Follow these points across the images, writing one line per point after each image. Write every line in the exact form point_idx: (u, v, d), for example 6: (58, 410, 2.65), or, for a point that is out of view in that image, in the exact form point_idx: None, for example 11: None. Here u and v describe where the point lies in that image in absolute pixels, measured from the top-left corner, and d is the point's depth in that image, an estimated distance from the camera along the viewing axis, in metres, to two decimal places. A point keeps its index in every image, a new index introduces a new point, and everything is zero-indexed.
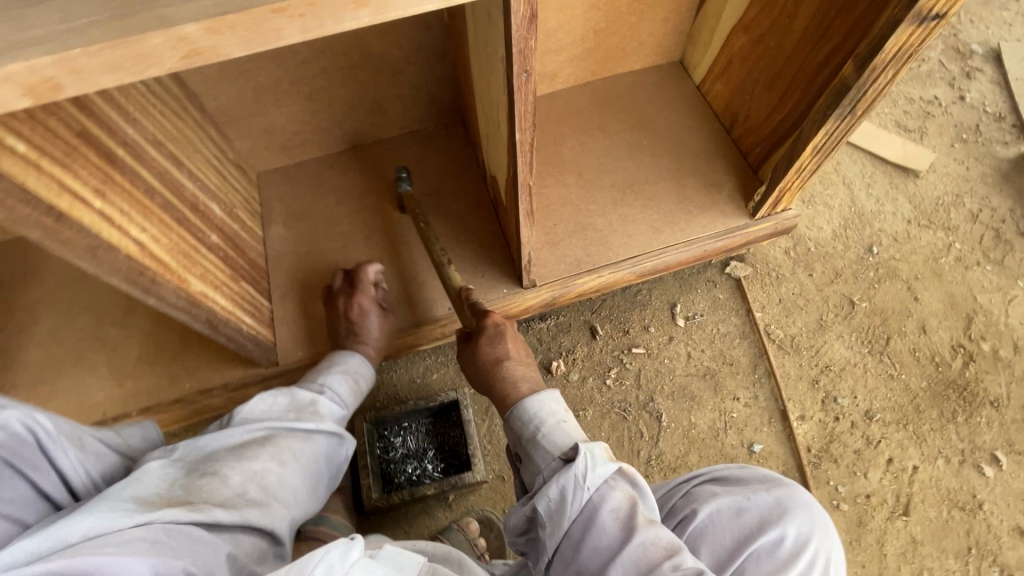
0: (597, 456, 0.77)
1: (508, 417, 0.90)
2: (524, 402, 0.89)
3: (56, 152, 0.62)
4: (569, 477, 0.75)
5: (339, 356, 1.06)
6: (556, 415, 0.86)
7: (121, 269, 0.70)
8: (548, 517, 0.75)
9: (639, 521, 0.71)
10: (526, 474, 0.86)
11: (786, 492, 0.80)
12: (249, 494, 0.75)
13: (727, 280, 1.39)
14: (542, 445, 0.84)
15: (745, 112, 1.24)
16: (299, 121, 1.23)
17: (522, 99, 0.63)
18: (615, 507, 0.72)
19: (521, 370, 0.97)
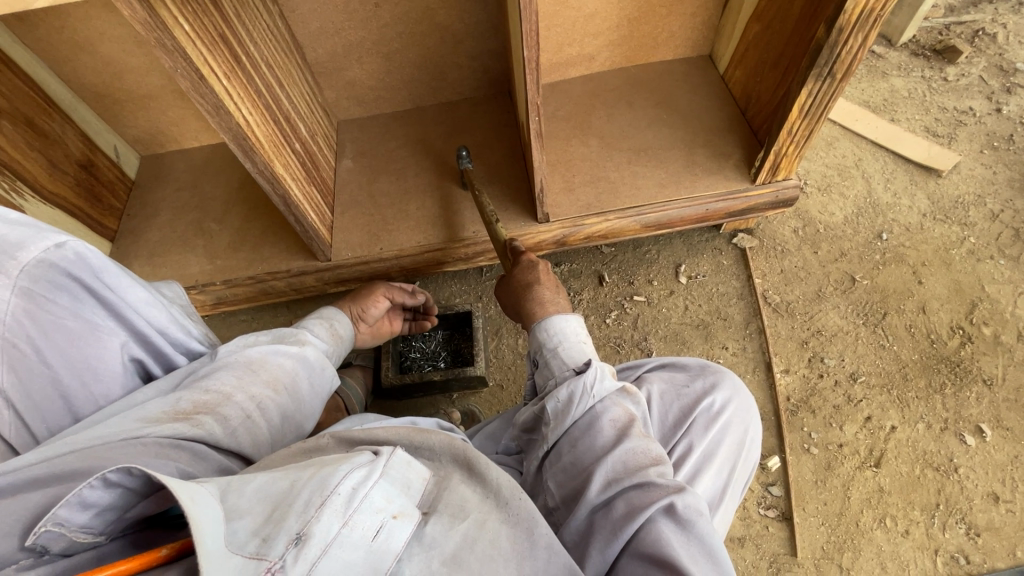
0: (605, 374, 0.86)
1: (533, 330, 1.02)
2: (551, 318, 1.01)
3: (205, 38, 0.91)
4: (579, 384, 0.84)
5: (327, 310, 1.10)
6: (578, 337, 0.98)
7: (232, 133, 0.97)
8: (552, 416, 0.84)
9: (632, 433, 0.79)
10: (540, 378, 0.97)
11: (719, 377, 0.89)
12: (250, 412, 0.77)
13: (732, 249, 1.51)
14: (560, 356, 0.95)
15: (756, 93, 1.38)
16: (375, 78, 1.52)
17: (529, 18, 0.84)
18: (613, 418, 0.81)
19: (551, 296, 1.07)
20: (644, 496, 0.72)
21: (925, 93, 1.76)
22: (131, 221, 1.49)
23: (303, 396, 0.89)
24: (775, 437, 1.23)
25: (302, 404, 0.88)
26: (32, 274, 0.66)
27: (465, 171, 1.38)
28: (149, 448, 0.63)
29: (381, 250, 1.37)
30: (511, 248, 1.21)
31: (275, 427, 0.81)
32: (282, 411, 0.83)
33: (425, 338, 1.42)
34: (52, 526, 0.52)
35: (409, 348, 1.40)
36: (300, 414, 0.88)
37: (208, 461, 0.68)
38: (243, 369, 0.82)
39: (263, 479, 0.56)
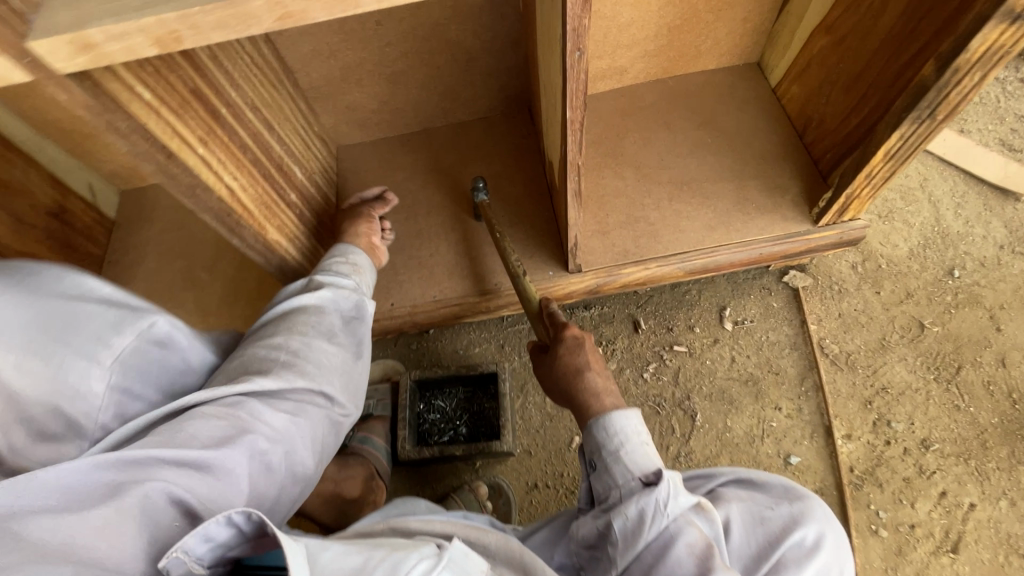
0: (680, 489, 0.75)
1: (590, 428, 0.88)
2: (610, 415, 0.87)
3: (173, 102, 0.74)
4: (650, 500, 0.75)
5: (340, 247, 1.09)
6: (639, 437, 0.85)
7: (213, 209, 0.81)
8: (620, 536, 0.75)
9: (715, 563, 0.69)
10: (597, 485, 0.84)
11: (808, 504, 0.78)
12: (290, 364, 0.84)
13: (783, 289, 1.35)
14: (623, 462, 0.82)
15: (820, 115, 1.21)
16: (378, 100, 1.33)
17: (575, 76, 0.67)
18: (689, 543, 0.71)
19: (602, 386, 0.93)
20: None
21: (999, 97, 1.55)
22: (113, 269, 1.34)
23: (339, 331, 0.96)
24: (839, 517, 1.11)
25: (337, 347, 0.94)
26: (133, 353, 0.69)
27: (479, 204, 1.21)
28: (204, 418, 0.70)
29: (392, 304, 1.22)
30: (549, 313, 1.06)
31: (323, 364, 0.89)
32: (320, 352, 0.90)
33: (444, 395, 1.27)
34: (178, 554, 0.54)
35: (428, 410, 1.25)
36: (345, 344, 0.96)
37: (265, 414, 0.76)
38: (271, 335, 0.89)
39: (338, 549, 0.55)
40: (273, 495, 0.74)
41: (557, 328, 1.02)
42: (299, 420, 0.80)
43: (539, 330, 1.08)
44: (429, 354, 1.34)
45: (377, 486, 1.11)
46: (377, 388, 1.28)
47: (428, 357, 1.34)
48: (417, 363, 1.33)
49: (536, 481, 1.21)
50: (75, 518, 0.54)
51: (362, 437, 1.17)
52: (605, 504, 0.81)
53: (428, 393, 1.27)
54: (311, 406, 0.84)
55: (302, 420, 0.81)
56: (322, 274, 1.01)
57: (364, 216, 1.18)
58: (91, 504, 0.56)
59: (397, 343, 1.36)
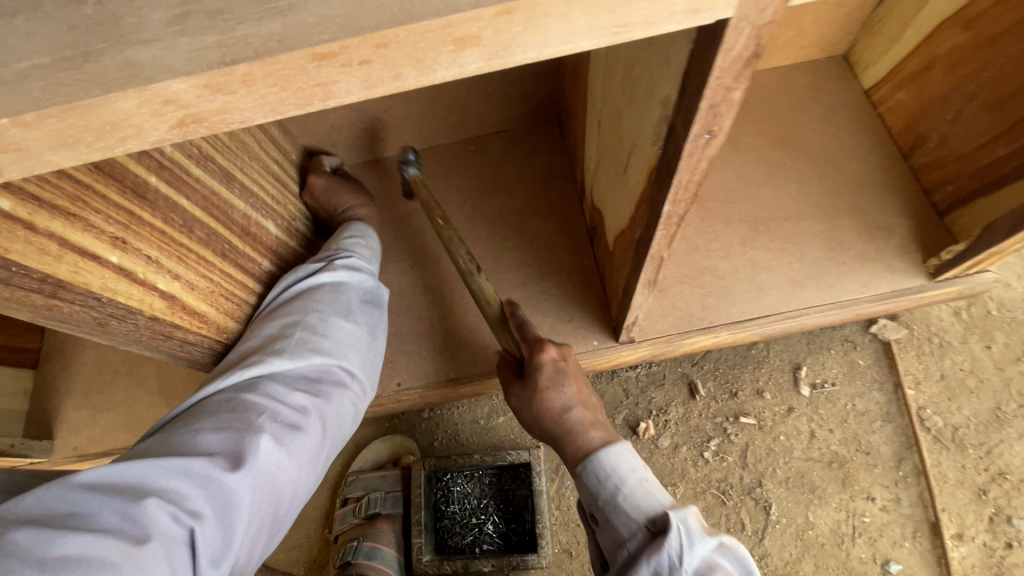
0: (693, 530, 0.60)
1: (580, 471, 0.70)
2: (598, 455, 0.69)
3: (56, 200, 0.48)
4: (664, 559, 0.58)
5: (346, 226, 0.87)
6: (637, 474, 0.67)
7: (139, 335, 0.59)
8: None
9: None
10: (603, 542, 0.69)
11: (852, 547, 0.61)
12: (307, 358, 0.70)
13: (871, 342, 1.11)
14: (625, 508, 0.66)
15: (938, 135, 0.94)
16: (370, 116, 1.03)
17: (692, 166, 0.41)
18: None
19: (589, 419, 0.74)
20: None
21: None
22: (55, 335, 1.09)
23: (364, 306, 0.80)
24: None
25: (361, 329, 0.78)
26: None
27: (411, 181, 0.95)
28: (204, 438, 0.59)
29: (399, 384, 0.99)
30: (518, 324, 0.77)
31: (346, 344, 0.75)
32: (342, 329, 0.75)
33: (465, 482, 1.06)
34: None
35: (446, 501, 1.05)
36: (372, 320, 0.80)
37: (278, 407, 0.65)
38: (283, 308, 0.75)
39: None
40: (293, 496, 0.65)
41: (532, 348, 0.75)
42: (319, 415, 0.68)
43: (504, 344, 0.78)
44: (444, 427, 1.13)
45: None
46: (384, 476, 1.05)
47: (443, 431, 1.12)
48: (431, 439, 1.12)
49: None
50: (68, 537, 0.47)
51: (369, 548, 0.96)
52: (615, 565, 0.65)
53: (446, 479, 1.06)
54: (335, 396, 0.71)
55: (323, 413, 0.69)
56: (343, 250, 0.82)
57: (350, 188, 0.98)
58: (83, 524, 0.49)
59: (407, 414, 1.14)
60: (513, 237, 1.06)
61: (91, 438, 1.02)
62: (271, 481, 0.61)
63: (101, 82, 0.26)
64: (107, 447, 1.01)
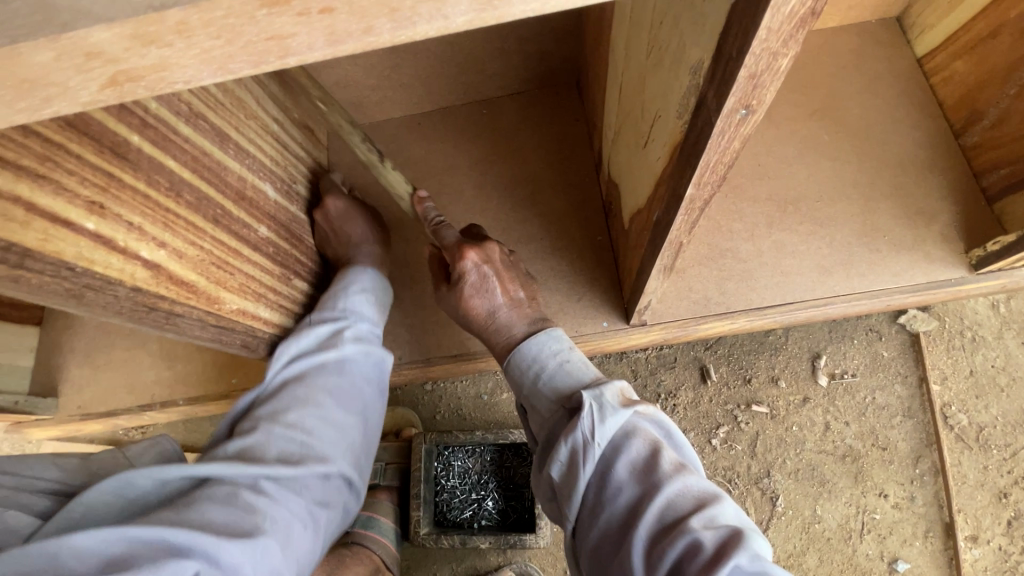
0: (607, 403, 0.60)
1: (506, 365, 0.74)
2: (522, 346, 0.72)
3: (22, 160, 0.44)
4: (579, 437, 0.58)
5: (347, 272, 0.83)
6: (558, 358, 0.70)
7: (120, 305, 0.56)
8: (560, 483, 0.60)
9: (663, 469, 0.56)
10: (533, 428, 0.70)
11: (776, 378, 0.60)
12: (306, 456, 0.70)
13: (899, 333, 1.05)
14: (547, 391, 0.68)
15: (999, 112, 0.85)
16: (378, 75, 0.97)
17: (722, 146, 0.36)
18: (633, 459, 0.57)
19: (518, 316, 0.77)
20: (701, 560, 0.48)
21: None
22: None
23: (362, 397, 0.80)
24: None
25: (359, 432, 0.79)
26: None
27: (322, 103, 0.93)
28: (204, 511, 0.59)
29: (402, 358, 0.97)
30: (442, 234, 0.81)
31: (343, 444, 0.76)
32: (339, 429, 0.76)
33: (466, 457, 1.04)
34: None
35: (446, 475, 1.04)
36: (369, 411, 0.81)
37: (280, 501, 0.65)
38: (284, 399, 0.74)
39: None
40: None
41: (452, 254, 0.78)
42: (314, 523, 0.69)
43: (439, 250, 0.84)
44: (447, 400, 1.11)
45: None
46: (385, 447, 1.06)
47: (446, 404, 1.11)
48: (433, 411, 1.11)
49: None
50: None
51: (366, 519, 0.96)
52: (542, 447, 0.66)
53: (447, 454, 1.05)
54: (330, 507, 0.72)
55: (318, 521, 0.70)
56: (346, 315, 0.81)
57: (365, 215, 0.92)
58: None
59: (411, 385, 1.12)
60: (524, 209, 1.00)
61: (95, 397, 1.02)
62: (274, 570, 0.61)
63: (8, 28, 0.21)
64: (110, 405, 1.01)
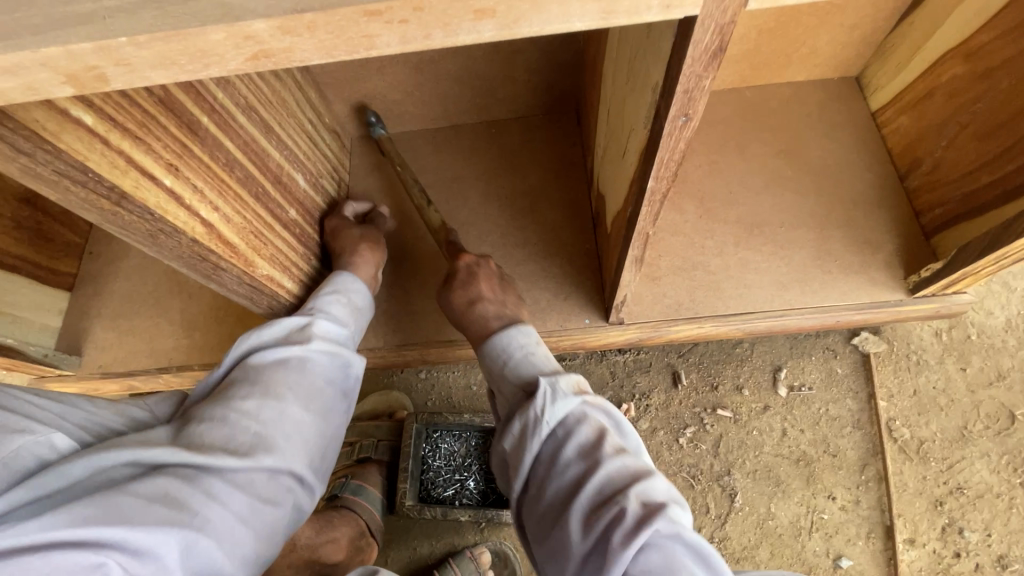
0: (560, 391, 0.69)
1: (479, 351, 0.83)
2: (494, 338, 0.81)
3: (127, 122, 0.56)
4: (531, 413, 0.68)
5: (334, 278, 0.89)
6: (524, 348, 0.78)
7: (180, 251, 0.65)
8: (513, 455, 0.69)
9: (605, 450, 0.64)
10: (498, 409, 0.79)
11: None
12: (260, 442, 0.69)
13: (852, 353, 1.16)
14: (510, 377, 0.76)
15: (934, 161, 0.99)
16: (402, 91, 1.10)
17: (671, 145, 0.48)
18: (579, 441, 0.66)
19: (494, 311, 0.87)
20: (624, 527, 0.57)
21: None
22: (93, 262, 1.18)
23: (324, 393, 0.80)
24: None
25: (321, 424, 0.78)
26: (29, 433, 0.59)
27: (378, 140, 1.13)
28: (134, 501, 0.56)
29: (402, 341, 1.07)
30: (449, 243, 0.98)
31: (299, 440, 0.73)
32: (299, 423, 0.74)
33: (452, 440, 1.13)
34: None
35: (433, 456, 1.12)
36: (332, 407, 0.81)
37: (220, 496, 0.62)
38: (243, 389, 0.73)
39: None
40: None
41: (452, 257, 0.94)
42: (257, 521, 0.65)
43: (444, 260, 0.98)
44: (439, 388, 1.20)
45: (367, 545, 1.00)
46: (378, 425, 1.15)
47: (437, 392, 1.20)
48: (425, 398, 1.20)
49: None
50: None
51: (356, 487, 1.05)
52: (501, 423, 0.75)
53: (435, 436, 1.13)
54: (278, 502, 0.69)
55: (262, 521, 0.66)
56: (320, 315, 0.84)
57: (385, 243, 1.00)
58: None
59: (406, 372, 1.21)
60: (522, 216, 1.13)
61: (115, 359, 1.10)
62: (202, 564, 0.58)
63: (199, 18, 0.33)
64: (128, 367, 1.10)
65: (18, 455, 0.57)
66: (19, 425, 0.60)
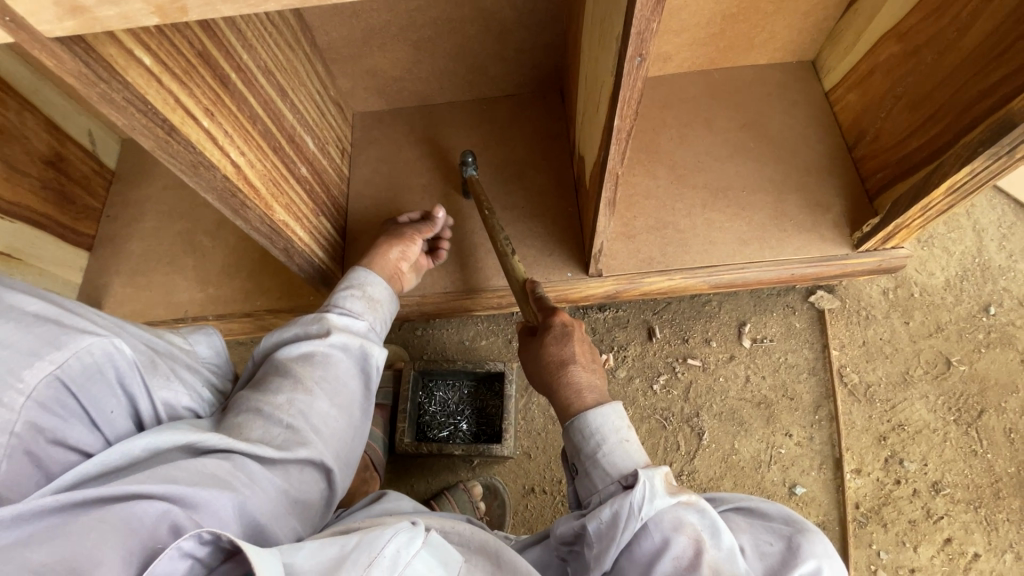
0: (657, 489, 0.72)
1: (567, 429, 0.87)
2: (586, 415, 0.85)
3: (173, 67, 0.66)
4: (626, 505, 0.71)
5: (355, 274, 0.97)
6: (618, 434, 0.83)
7: (215, 186, 0.74)
8: (594, 537, 0.72)
9: (700, 566, 0.65)
10: (583, 487, 0.84)
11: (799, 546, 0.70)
12: (292, 435, 0.74)
13: (808, 309, 1.28)
14: (601, 464, 0.81)
15: (875, 131, 1.11)
16: (401, 67, 1.21)
17: (630, 84, 0.59)
18: (676, 555, 0.67)
19: (586, 377, 0.92)
20: None
21: None
22: (111, 224, 1.27)
23: (351, 389, 0.85)
24: (840, 552, 1.11)
25: (347, 417, 0.83)
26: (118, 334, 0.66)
27: (468, 180, 1.15)
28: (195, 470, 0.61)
29: (400, 292, 1.17)
30: (537, 298, 0.99)
31: (327, 432, 0.79)
32: (327, 416, 0.80)
33: (447, 387, 1.24)
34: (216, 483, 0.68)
35: (428, 402, 1.22)
36: (356, 402, 0.86)
37: (263, 482, 0.67)
38: (274, 384, 0.79)
39: (314, 546, 0.56)
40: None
41: (547, 314, 0.97)
42: (291, 506, 0.70)
43: (526, 312, 1.01)
44: (434, 343, 1.30)
45: (372, 477, 1.09)
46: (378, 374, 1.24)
47: (432, 346, 1.30)
48: (421, 351, 1.30)
49: (533, 485, 1.18)
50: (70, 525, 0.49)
51: None
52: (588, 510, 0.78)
53: (430, 384, 1.24)
54: (310, 493, 0.74)
55: (295, 507, 0.70)
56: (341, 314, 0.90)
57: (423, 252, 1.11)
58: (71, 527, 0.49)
59: (404, 328, 1.31)
60: (511, 183, 1.24)
61: (134, 311, 1.19)
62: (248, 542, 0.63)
63: None
64: (146, 319, 1.19)
65: (91, 354, 0.60)
66: (86, 326, 0.61)
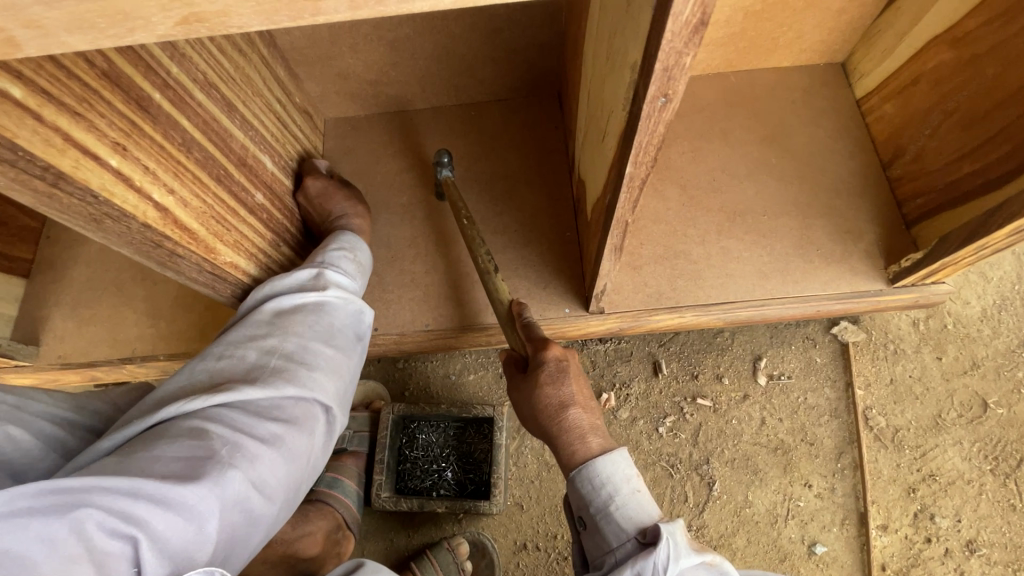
0: (679, 544, 0.65)
1: (571, 477, 0.76)
2: (593, 462, 0.75)
3: (64, 98, 0.52)
4: (650, 565, 0.63)
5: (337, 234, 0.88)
6: (630, 484, 0.74)
7: (131, 238, 0.61)
8: None
9: None
10: (592, 545, 0.74)
11: None
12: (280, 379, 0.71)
13: (831, 342, 1.16)
14: (614, 518, 0.72)
15: (918, 150, 0.98)
16: (377, 70, 1.06)
17: (649, 129, 0.46)
18: None
19: (588, 423, 0.80)
20: None
21: None
22: (50, 247, 1.12)
23: (346, 332, 0.81)
24: None
25: (342, 359, 0.80)
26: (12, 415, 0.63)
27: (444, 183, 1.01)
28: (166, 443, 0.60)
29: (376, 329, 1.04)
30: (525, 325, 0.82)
31: (321, 373, 0.75)
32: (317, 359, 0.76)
33: (430, 430, 1.11)
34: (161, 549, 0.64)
35: (410, 446, 1.10)
36: (353, 342, 0.82)
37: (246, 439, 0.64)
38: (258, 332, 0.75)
39: None
40: (267, 516, 0.66)
41: (537, 347, 0.80)
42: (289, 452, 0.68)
43: (512, 342, 0.84)
44: (416, 378, 1.18)
45: (344, 537, 0.97)
46: (354, 416, 1.12)
47: (415, 382, 1.17)
48: (402, 388, 1.17)
49: (526, 540, 1.07)
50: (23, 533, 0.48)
51: (330, 479, 1.02)
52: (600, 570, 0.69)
53: (412, 426, 1.11)
54: (310, 435, 0.72)
55: (293, 453, 0.69)
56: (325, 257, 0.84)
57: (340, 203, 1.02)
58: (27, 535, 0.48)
59: (384, 362, 1.18)
60: (502, 201, 1.10)
61: (76, 348, 1.05)
62: (242, 497, 0.61)
63: None
64: (90, 358, 1.05)
65: None
66: None
